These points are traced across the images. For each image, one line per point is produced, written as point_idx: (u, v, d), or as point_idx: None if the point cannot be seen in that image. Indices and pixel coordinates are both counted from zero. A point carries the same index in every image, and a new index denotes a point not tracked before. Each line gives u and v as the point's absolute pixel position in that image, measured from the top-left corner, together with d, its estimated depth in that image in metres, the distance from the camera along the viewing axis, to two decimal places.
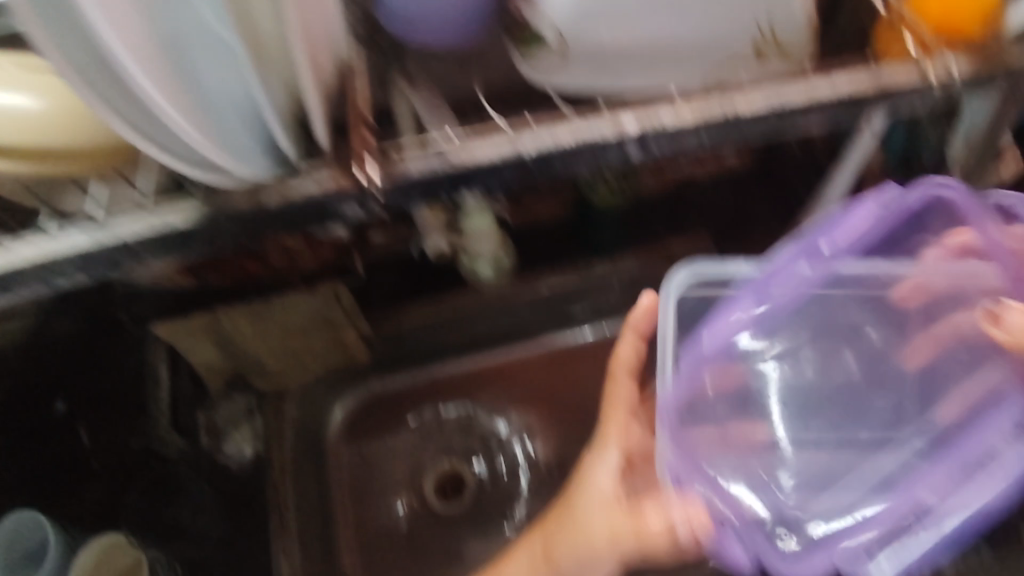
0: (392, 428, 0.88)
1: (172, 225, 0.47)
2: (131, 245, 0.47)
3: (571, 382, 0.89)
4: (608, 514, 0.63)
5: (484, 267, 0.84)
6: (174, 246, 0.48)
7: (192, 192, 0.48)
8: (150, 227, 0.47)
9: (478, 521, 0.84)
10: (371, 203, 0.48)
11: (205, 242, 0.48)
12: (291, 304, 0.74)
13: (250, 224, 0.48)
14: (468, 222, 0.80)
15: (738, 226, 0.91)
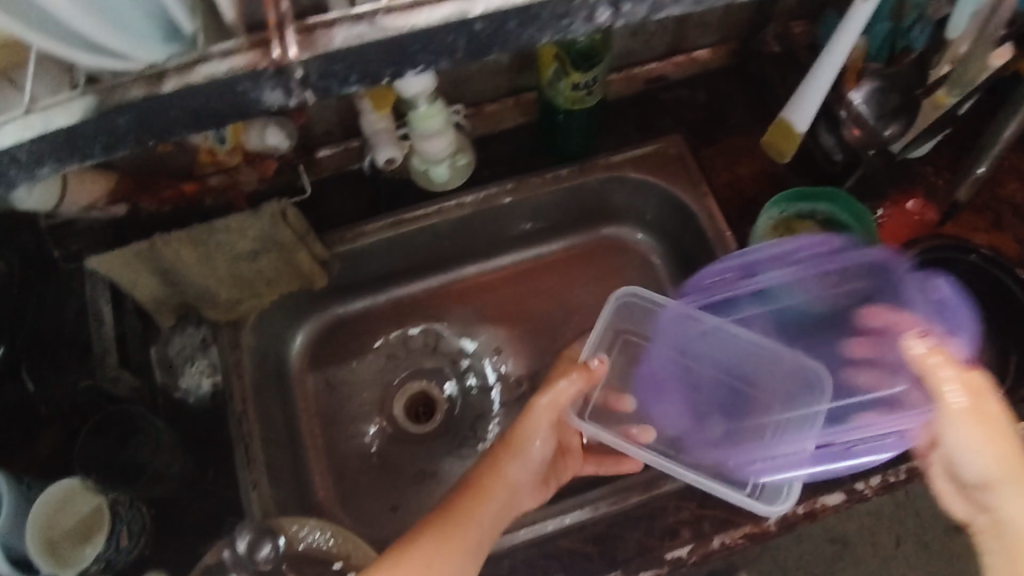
0: (358, 352, 0.87)
1: (54, 123, 0.37)
2: (15, 153, 0.37)
3: (538, 296, 0.89)
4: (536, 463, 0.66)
5: (440, 171, 0.80)
6: (68, 155, 0.38)
7: (87, 89, 0.38)
8: (30, 129, 0.37)
9: (450, 438, 0.83)
10: (291, 85, 0.39)
11: (103, 145, 0.39)
12: (235, 226, 0.70)
13: (158, 123, 0.39)
14: (415, 120, 0.72)
15: (711, 122, 0.86)
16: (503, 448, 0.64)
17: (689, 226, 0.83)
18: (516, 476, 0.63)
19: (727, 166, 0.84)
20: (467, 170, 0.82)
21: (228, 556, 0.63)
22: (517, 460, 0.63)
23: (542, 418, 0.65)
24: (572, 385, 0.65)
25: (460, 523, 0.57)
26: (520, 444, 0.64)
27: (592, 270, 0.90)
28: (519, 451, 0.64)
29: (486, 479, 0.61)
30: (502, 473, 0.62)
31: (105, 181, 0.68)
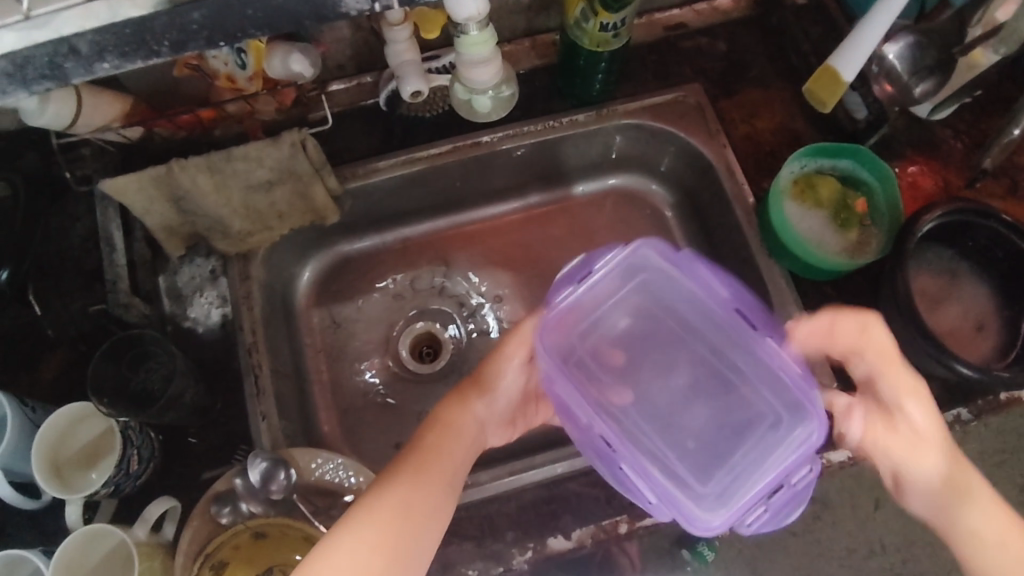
0: (363, 291, 0.86)
1: (122, 13, 0.40)
2: (75, 44, 0.40)
3: (545, 244, 0.88)
4: (491, 406, 0.64)
5: (484, 101, 0.78)
6: (132, 50, 0.41)
7: None
8: (94, 18, 0.39)
9: (453, 380, 0.83)
10: None
11: (159, 41, 0.41)
12: (253, 155, 0.69)
13: (228, 23, 0.41)
14: (464, 45, 0.68)
15: (732, 73, 0.86)
16: (472, 387, 0.64)
17: (704, 177, 0.83)
18: (479, 414, 0.63)
19: (746, 118, 0.84)
20: (510, 103, 0.81)
21: (239, 486, 0.64)
22: (482, 395, 0.63)
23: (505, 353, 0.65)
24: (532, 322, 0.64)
25: (429, 460, 0.57)
26: (486, 380, 0.64)
27: (601, 222, 0.90)
28: (485, 387, 0.64)
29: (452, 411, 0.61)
30: (469, 411, 0.62)
31: (121, 103, 0.67)
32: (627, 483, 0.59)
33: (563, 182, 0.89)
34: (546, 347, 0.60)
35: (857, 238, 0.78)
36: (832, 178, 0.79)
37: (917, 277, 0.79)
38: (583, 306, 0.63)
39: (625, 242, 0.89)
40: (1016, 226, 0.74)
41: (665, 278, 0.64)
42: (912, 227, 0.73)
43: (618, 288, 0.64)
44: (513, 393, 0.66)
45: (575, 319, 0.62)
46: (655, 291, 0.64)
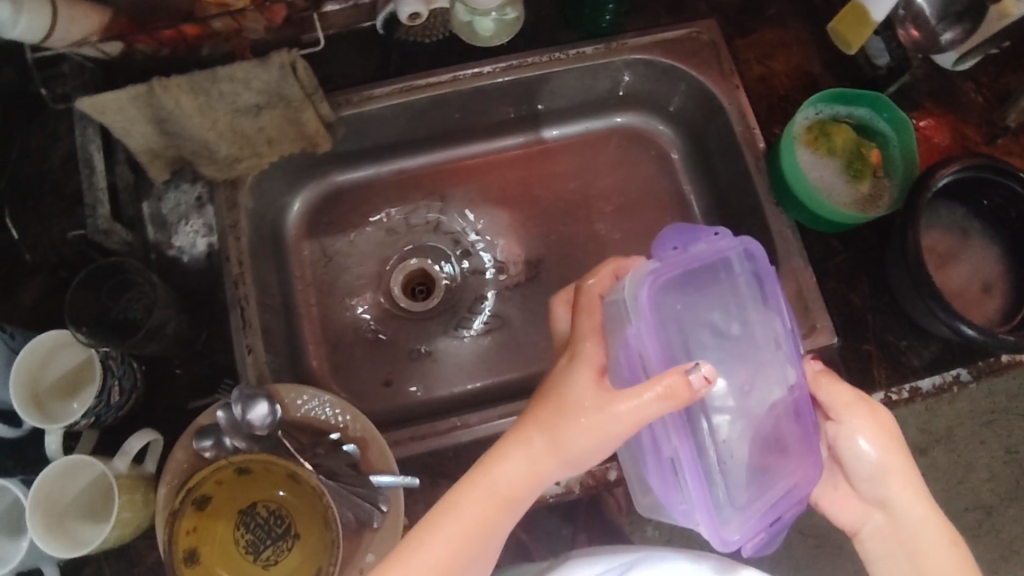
0: (356, 224, 0.83)
1: None
2: None
3: (545, 182, 0.86)
4: (559, 471, 0.54)
5: (485, 23, 0.73)
6: None
7: None
8: None
9: (447, 319, 0.81)
10: None
11: None
12: (240, 74, 0.65)
13: None
14: None
15: (749, 10, 0.82)
16: (538, 429, 0.54)
17: (714, 119, 0.80)
18: (551, 474, 0.54)
19: (761, 59, 0.81)
20: (515, 28, 0.74)
21: (223, 419, 0.63)
22: (555, 454, 0.53)
23: (593, 418, 0.52)
24: (660, 409, 0.49)
25: (493, 508, 0.53)
26: (562, 436, 0.53)
27: (606, 163, 0.87)
28: (565, 453, 0.53)
29: (513, 451, 0.54)
30: (531, 467, 0.53)
31: (99, 15, 0.63)
32: (667, 474, 0.56)
33: (568, 118, 0.86)
34: (643, 301, 0.54)
35: (870, 190, 0.75)
36: (847, 126, 0.76)
37: (927, 234, 0.77)
38: (678, 284, 0.56)
39: (628, 183, 0.86)
40: None
41: (740, 292, 0.57)
42: (928, 180, 0.70)
43: (700, 285, 0.56)
44: (591, 459, 0.53)
45: (665, 297, 0.55)
46: (736, 298, 0.57)
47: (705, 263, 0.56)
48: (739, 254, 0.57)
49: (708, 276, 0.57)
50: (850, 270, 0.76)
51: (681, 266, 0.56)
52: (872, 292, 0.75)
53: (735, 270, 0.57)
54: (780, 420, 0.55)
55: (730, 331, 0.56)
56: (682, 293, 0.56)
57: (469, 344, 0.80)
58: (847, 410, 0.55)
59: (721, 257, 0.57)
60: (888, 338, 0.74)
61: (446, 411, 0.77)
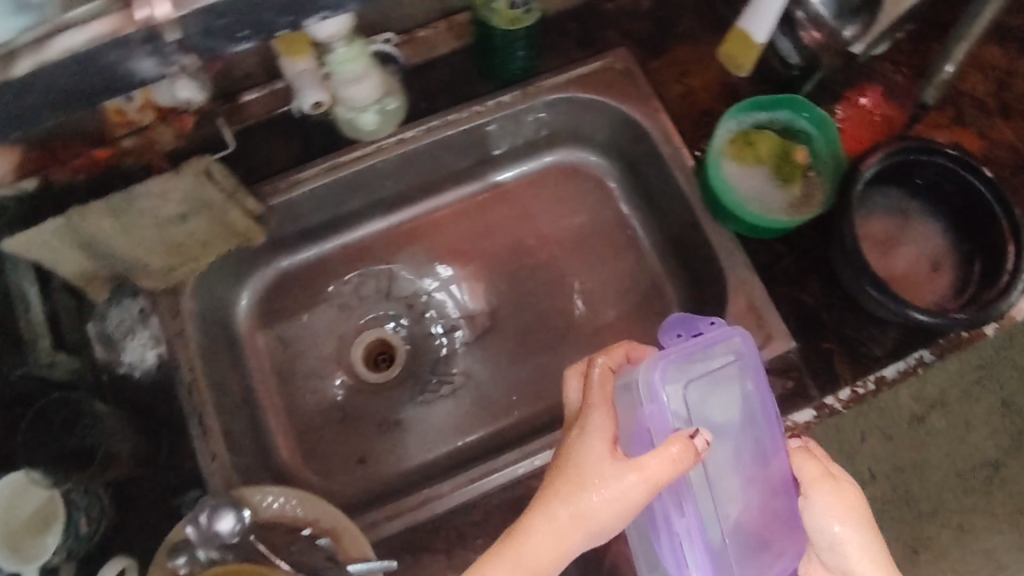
0: (309, 304, 0.83)
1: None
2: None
3: (490, 231, 0.86)
4: (582, 542, 0.53)
5: (369, 118, 0.74)
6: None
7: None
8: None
9: (412, 384, 0.81)
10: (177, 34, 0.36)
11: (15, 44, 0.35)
12: (157, 189, 0.66)
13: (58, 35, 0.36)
14: (336, 57, 0.67)
15: (658, 31, 0.83)
16: (560, 502, 0.53)
17: (641, 144, 0.81)
18: (575, 548, 0.53)
19: (678, 77, 0.82)
20: (399, 115, 0.77)
21: (192, 533, 0.62)
22: (579, 526, 0.52)
23: (613, 484, 0.52)
24: (671, 470, 0.50)
25: None
26: (585, 507, 0.52)
27: (549, 200, 0.87)
28: (588, 523, 0.52)
29: (535, 525, 0.53)
30: (556, 540, 0.52)
31: (10, 156, 0.61)
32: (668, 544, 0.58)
33: (502, 164, 0.86)
34: (656, 389, 0.55)
35: (803, 190, 0.75)
36: (771, 132, 0.76)
37: (866, 224, 0.78)
38: (688, 373, 0.56)
39: (571, 218, 0.86)
40: (964, 158, 0.73)
41: (755, 381, 0.57)
42: (855, 174, 0.71)
43: (712, 370, 0.57)
44: (609, 527, 0.53)
45: (675, 385, 0.56)
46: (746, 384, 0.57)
47: (711, 351, 0.57)
48: (741, 345, 0.57)
49: (716, 365, 0.57)
50: (799, 272, 0.76)
51: (689, 356, 0.56)
52: (823, 289, 0.75)
53: (738, 359, 0.57)
54: (772, 498, 0.57)
55: (738, 418, 0.57)
56: (690, 382, 0.56)
57: (439, 405, 0.80)
58: (811, 484, 0.53)
59: (725, 346, 0.57)
60: (848, 334, 0.74)
61: (425, 478, 0.77)
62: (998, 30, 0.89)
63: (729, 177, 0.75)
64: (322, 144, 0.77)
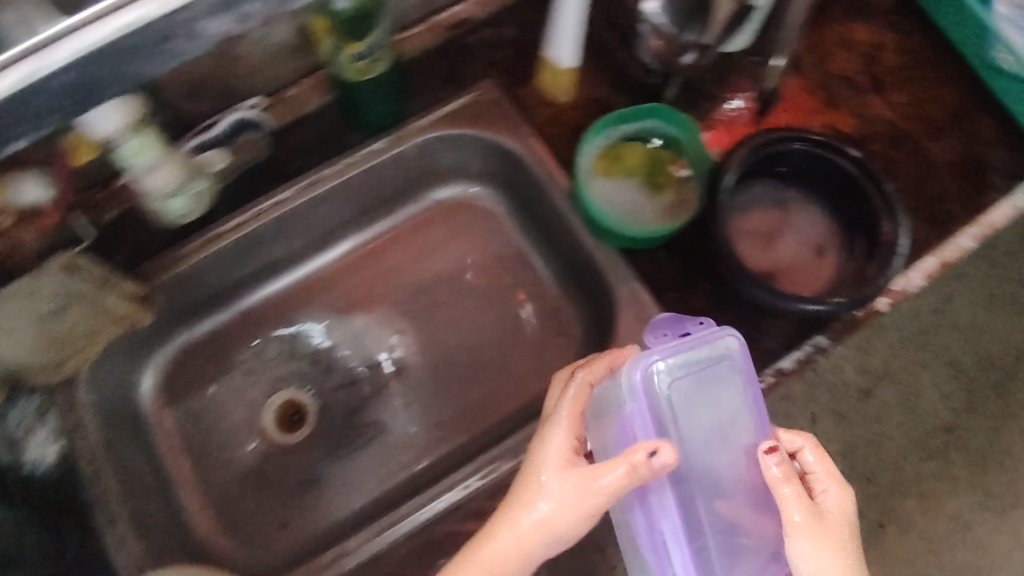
0: (216, 374, 0.83)
1: None
2: None
3: (388, 276, 0.86)
4: (547, 548, 0.57)
5: (177, 204, 0.72)
6: None
7: None
8: None
9: (326, 440, 0.81)
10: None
11: None
12: (22, 289, 0.67)
13: None
14: (123, 152, 0.65)
15: (522, 58, 0.85)
16: (522, 508, 0.57)
17: (519, 171, 0.82)
18: (541, 552, 0.57)
19: (548, 100, 0.83)
20: (208, 196, 0.75)
21: None
22: (542, 532, 0.56)
23: (571, 495, 0.55)
24: (623, 480, 0.52)
25: None
26: (547, 516, 0.56)
27: (443, 237, 0.87)
28: (551, 530, 0.56)
29: (501, 530, 0.57)
30: (520, 544, 0.57)
31: None
32: (654, 542, 0.57)
33: (394, 207, 0.87)
34: (637, 390, 0.54)
35: (677, 196, 0.76)
36: (639, 142, 0.77)
37: (742, 217, 0.78)
38: (681, 369, 0.54)
39: (466, 252, 0.87)
40: (826, 141, 0.73)
41: (750, 387, 0.55)
42: (720, 173, 0.71)
43: (705, 374, 0.54)
44: (572, 534, 0.57)
45: (659, 386, 0.54)
46: (743, 385, 0.55)
47: (705, 353, 0.54)
48: (736, 350, 0.55)
49: (715, 367, 0.55)
50: (684, 275, 0.76)
51: (682, 354, 0.54)
52: (712, 289, 0.76)
53: (729, 367, 0.55)
54: (758, 514, 0.55)
55: (730, 421, 0.55)
56: (682, 385, 0.54)
57: (354, 459, 0.79)
58: (793, 527, 0.52)
59: (716, 349, 0.55)
60: (741, 332, 0.75)
61: (346, 533, 0.76)
62: (860, 6, 0.91)
63: (597, 193, 0.74)
64: (197, 218, 0.78)
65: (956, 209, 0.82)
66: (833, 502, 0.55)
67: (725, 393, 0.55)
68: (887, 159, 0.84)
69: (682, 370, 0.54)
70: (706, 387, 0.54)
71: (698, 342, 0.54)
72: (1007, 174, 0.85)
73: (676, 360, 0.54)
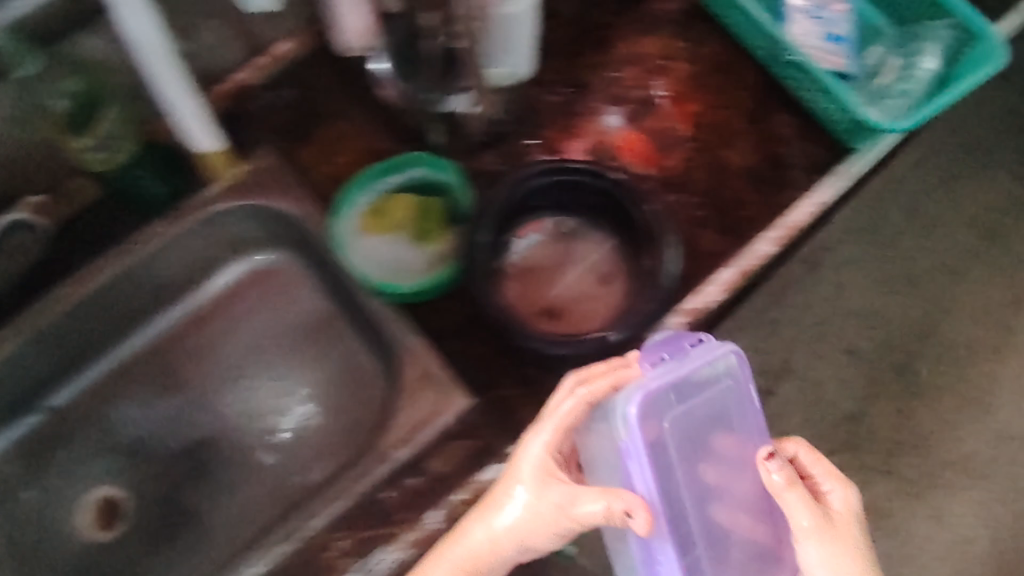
0: (27, 481, 0.82)
1: None
2: None
3: (192, 360, 0.85)
4: (501, 565, 0.61)
5: None
6: None
7: None
8: None
9: (139, 536, 0.80)
10: None
11: None
12: None
13: None
14: None
15: (301, 118, 0.83)
16: (478, 518, 0.60)
17: (303, 237, 0.80)
18: (503, 563, 0.61)
19: (329, 158, 0.82)
20: None
21: None
22: (492, 541, 0.60)
23: (542, 507, 0.58)
24: (604, 513, 0.55)
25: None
26: (500, 530, 0.59)
27: (248, 309, 0.86)
28: (502, 551, 0.60)
29: (446, 550, 0.60)
30: (441, 567, 0.60)
31: None
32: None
33: (195, 286, 0.86)
34: (631, 421, 0.56)
35: (448, 247, 0.75)
36: (408, 194, 0.75)
37: (529, 245, 0.76)
38: (681, 387, 0.58)
39: (270, 325, 0.86)
40: (594, 170, 0.71)
41: (740, 399, 0.60)
42: (481, 219, 0.70)
43: (707, 393, 0.59)
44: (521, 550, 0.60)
45: (661, 402, 0.57)
46: (725, 409, 0.59)
47: (695, 371, 0.58)
48: (731, 364, 0.59)
49: (711, 377, 0.59)
50: (469, 325, 0.74)
51: (682, 369, 0.58)
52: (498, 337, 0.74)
53: (717, 384, 0.59)
54: (745, 528, 0.59)
55: (727, 433, 0.59)
56: (657, 417, 0.57)
57: (166, 555, 0.79)
58: (803, 532, 0.58)
59: (710, 365, 0.58)
60: (531, 375, 0.72)
61: None
62: (646, 16, 0.89)
63: (355, 255, 0.74)
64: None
65: (754, 211, 0.80)
66: (840, 501, 0.61)
67: (739, 399, 0.60)
68: (682, 170, 0.82)
69: (699, 374, 0.58)
70: (690, 411, 0.58)
71: (674, 367, 0.58)
72: (809, 167, 0.83)
73: (670, 377, 0.58)
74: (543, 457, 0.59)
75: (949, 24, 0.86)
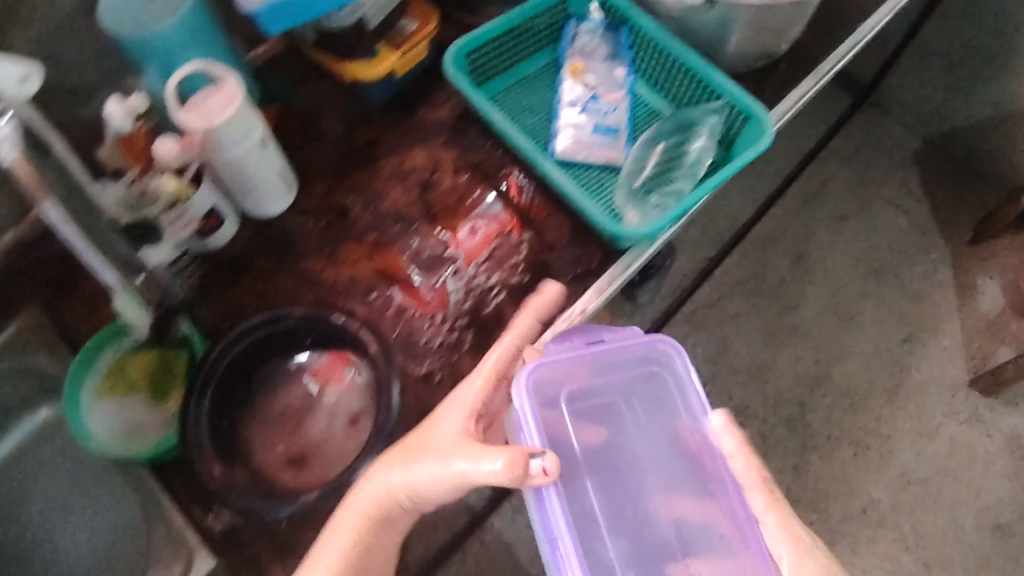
0: None
1: None
2: None
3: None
4: (382, 522, 0.65)
5: None
6: None
7: None
8: None
9: None
10: None
11: None
12: None
13: None
14: None
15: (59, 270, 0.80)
16: (400, 452, 0.65)
17: None
18: (389, 513, 0.65)
19: (89, 314, 0.79)
20: None
21: None
22: (407, 483, 0.63)
23: (449, 460, 0.61)
24: (509, 474, 0.56)
25: (361, 525, 0.64)
26: (416, 470, 0.63)
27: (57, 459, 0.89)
28: (414, 489, 0.63)
29: (376, 471, 0.65)
30: (376, 490, 0.64)
31: None
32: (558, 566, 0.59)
33: None
34: (526, 384, 0.62)
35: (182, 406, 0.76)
36: (147, 354, 0.77)
37: (288, 392, 0.78)
38: (597, 364, 0.66)
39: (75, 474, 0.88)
40: (315, 312, 0.75)
41: (673, 384, 0.67)
42: (208, 360, 0.72)
43: (631, 374, 0.67)
44: (443, 493, 0.63)
45: (556, 382, 0.64)
46: (627, 401, 0.67)
47: (623, 359, 0.67)
48: (635, 362, 0.67)
49: (637, 367, 0.67)
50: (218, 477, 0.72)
51: (599, 352, 0.66)
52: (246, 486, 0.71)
53: (661, 372, 0.68)
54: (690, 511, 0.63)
55: (666, 418, 0.67)
56: (609, 376, 0.66)
57: None
58: None
59: (636, 352, 0.67)
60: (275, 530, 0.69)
61: None
62: (416, 132, 0.88)
63: (96, 420, 0.73)
64: None
65: None
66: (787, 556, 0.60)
67: (661, 395, 0.67)
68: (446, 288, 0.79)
69: None
70: (652, 371, 0.67)
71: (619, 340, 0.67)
72: (578, 276, 0.79)
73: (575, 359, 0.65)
74: (465, 416, 0.64)
75: (717, 107, 0.83)
